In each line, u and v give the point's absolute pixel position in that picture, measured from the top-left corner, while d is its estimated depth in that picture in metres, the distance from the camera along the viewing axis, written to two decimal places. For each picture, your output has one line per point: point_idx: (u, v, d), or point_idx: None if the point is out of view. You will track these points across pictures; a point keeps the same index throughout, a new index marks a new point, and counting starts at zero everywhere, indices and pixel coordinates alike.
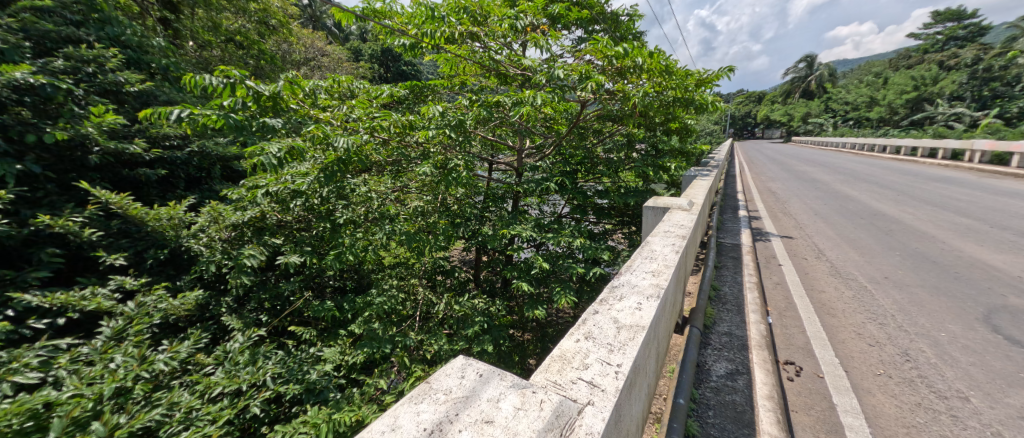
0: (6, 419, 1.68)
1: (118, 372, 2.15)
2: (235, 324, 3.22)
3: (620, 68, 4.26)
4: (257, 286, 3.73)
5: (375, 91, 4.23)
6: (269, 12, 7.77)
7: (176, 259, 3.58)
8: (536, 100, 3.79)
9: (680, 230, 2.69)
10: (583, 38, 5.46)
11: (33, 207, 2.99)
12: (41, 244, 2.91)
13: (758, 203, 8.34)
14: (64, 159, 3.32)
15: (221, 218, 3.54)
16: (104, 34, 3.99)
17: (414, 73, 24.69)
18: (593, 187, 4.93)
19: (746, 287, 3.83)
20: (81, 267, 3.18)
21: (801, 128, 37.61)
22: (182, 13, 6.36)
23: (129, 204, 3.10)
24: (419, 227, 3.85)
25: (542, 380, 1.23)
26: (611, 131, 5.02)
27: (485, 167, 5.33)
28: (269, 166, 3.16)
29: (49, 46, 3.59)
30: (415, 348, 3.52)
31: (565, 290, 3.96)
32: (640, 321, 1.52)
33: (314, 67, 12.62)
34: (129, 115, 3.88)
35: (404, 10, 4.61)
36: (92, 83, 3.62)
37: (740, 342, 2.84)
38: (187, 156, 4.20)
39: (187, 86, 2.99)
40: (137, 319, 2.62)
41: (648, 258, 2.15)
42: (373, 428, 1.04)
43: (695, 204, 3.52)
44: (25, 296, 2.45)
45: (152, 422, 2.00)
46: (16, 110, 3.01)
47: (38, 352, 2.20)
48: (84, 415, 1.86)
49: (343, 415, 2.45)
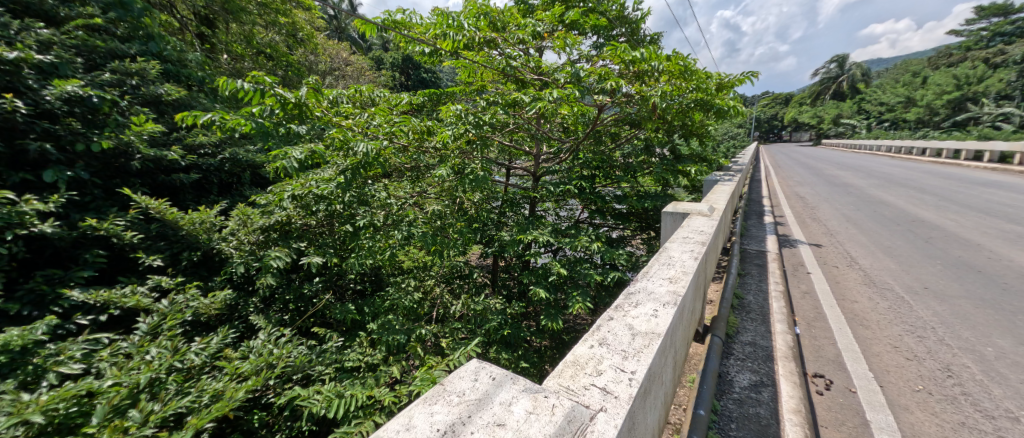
0: (54, 404, 1.87)
1: (153, 363, 2.29)
2: (261, 323, 3.35)
3: (638, 72, 4.24)
4: (283, 287, 3.87)
5: (395, 98, 4.34)
6: (297, 26, 8.18)
7: (207, 262, 3.74)
8: (552, 95, 3.78)
9: (700, 236, 2.62)
10: (600, 42, 5.47)
11: (81, 211, 3.20)
12: (87, 246, 3.12)
13: (785, 208, 8.10)
14: (109, 166, 3.55)
15: (249, 222, 3.73)
16: (146, 49, 4.31)
17: (433, 80, 25.38)
18: (611, 193, 4.89)
19: (772, 295, 3.70)
20: (122, 267, 3.37)
21: (830, 130, 36.27)
22: (218, 28, 6.82)
23: (167, 209, 3.30)
24: (435, 229, 3.94)
25: (555, 385, 1.23)
26: (628, 136, 5.01)
27: (502, 172, 5.43)
28: (290, 168, 3.27)
29: (98, 61, 3.85)
30: (429, 346, 3.60)
31: (581, 296, 3.94)
32: (655, 328, 1.50)
33: (338, 76, 13.12)
34: (168, 124, 4.16)
35: (423, 20, 4.71)
36: (135, 95, 3.90)
37: (765, 353, 2.75)
38: (219, 163, 4.45)
39: (220, 90, 3.15)
40: (171, 315, 2.78)
41: (666, 264, 2.12)
42: (388, 427, 1.06)
43: (717, 209, 3.44)
44: (72, 293, 2.65)
45: (183, 409, 2.12)
46: (67, 122, 3.26)
47: (81, 345, 2.38)
48: (123, 402, 2.03)
49: (355, 392, 2.57)
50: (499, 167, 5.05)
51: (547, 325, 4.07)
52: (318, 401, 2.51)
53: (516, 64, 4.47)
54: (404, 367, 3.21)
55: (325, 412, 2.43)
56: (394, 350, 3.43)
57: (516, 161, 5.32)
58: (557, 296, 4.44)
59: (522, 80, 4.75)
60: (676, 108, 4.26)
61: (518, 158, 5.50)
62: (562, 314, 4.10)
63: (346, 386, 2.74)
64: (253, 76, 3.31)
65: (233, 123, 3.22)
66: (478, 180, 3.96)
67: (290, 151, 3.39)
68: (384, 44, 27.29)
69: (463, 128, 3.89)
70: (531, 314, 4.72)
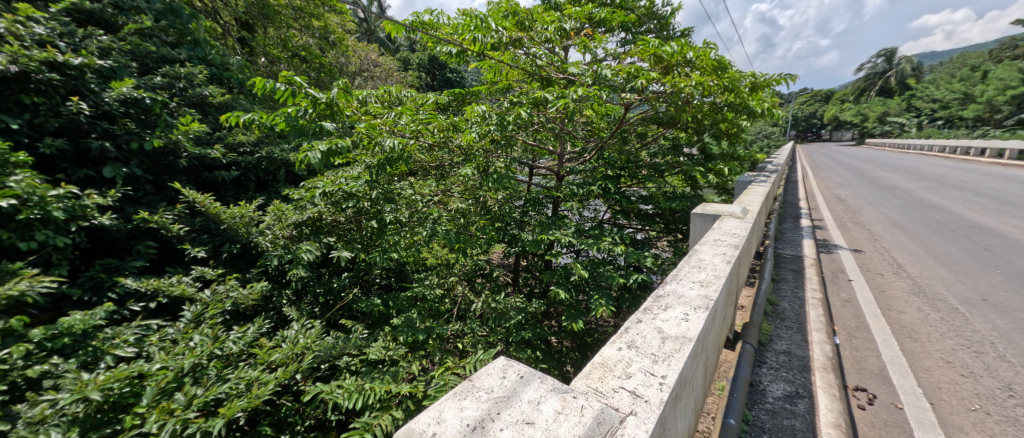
0: (110, 383, 2.03)
1: (196, 350, 2.43)
2: (294, 315, 3.49)
3: (667, 69, 4.14)
4: (314, 280, 4.01)
5: (421, 98, 4.41)
6: (330, 29, 8.45)
7: (245, 255, 3.92)
8: (577, 95, 3.75)
9: (732, 239, 2.54)
10: (628, 40, 5.38)
11: (135, 205, 3.42)
12: (139, 238, 3.34)
13: (825, 211, 7.72)
14: (160, 163, 3.78)
15: (283, 217, 3.88)
16: (193, 54, 4.57)
17: (459, 80, 25.60)
18: (637, 193, 4.80)
19: (809, 303, 3.53)
20: (170, 258, 3.58)
21: (876, 129, 34.22)
22: (257, 33, 7.13)
23: (211, 203, 3.51)
24: (459, 227, 3.97)
25: (583, 386, 1.22)
26: (655, 135, 4.90)
27: (525, 171, 5.43)
28: (313, 161, 3.34)
29: (151, 66, 4.12)
30: (449, 343, 3.62)
31: (603, 298, 3.88)
32: (686, 333, 1.47)
33: (367, 77, 13.46)
34: (212, 124, 4.39)
35: (450, 21, 4.77)
36: (183, 97, 4.14)
37: (801, 362, 2.63)
38: (257, 161, 4.65)
39: (257, 89, 3.31)
40: (212, 305, 2.93)
41: (696, 267, 2.07)
42: (419, 420, 1.09)
43: (751, 211, 3.32)
44: (126, 281, 2.85)
45: (223, 394, 2.24)
46: (123, 122, 3.49)
47: (134, 330, 2.56)
48: (169, 385, 2.17)
49: (374, 387, 2.63)
50: (523, 166, 5.06)
51: (569, 326, 4.04)
52: (340, 394, 2.59)
53: (541, 63, 4.45)
54: (423, 363, 3.26)
55: (347, 404, 2.52)
56: (417, 344, 3.50)
57: (539, 160, 5.31)
58: (580, 297, 4.39)
59: (547, 79, 4.74)
60: (707, 106, 4.13)
61: (542, 158, 5.49)
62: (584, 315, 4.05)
63: (368, 381, 2.81)
64: (285, 77, 3.46)
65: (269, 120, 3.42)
66: (501, 178, 4.00)
67: (314, 144, 3.47)
68: (411, 45, 27.73)
69: (488, 129, 3.95)
70: (552, 315, 4.71)
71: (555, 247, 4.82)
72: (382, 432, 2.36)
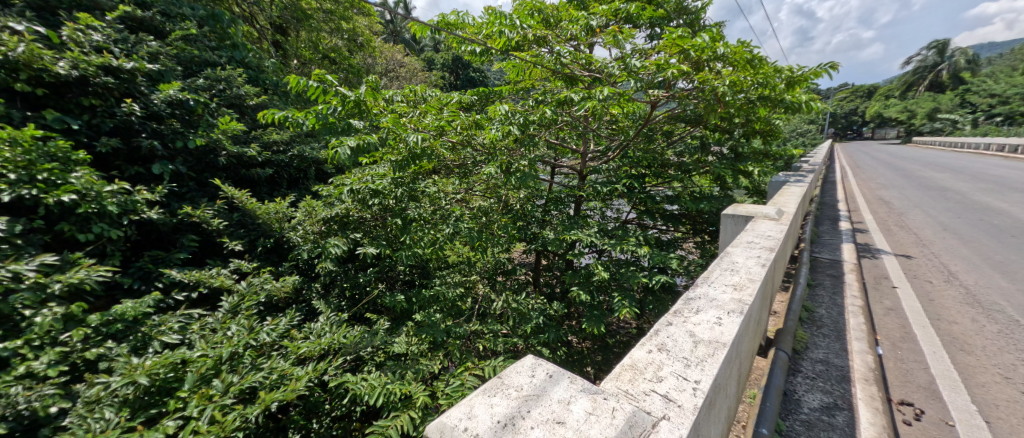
0: (156, 368, 2.15)
1: (233, 339, 2.55)
2: (322, 308, 3.60)
3: (697, 64, 4.03)
4: (341, 275, 4.12)
5: (446, 97, 4.46)
6: (358, 31, 8.65)
7: (277, 249, 4.06)
8: (604, 94, 3.68)
9: (767, 241, 2.45)
10: (656, 36, 5.26)
11: (179, 200, 3.61)
12: (183, 231, 3.52)
13: (867, 214, 7.33)
14: (202, 161, 3.97)
15: (314, 213, 4.00)
16: (232, 58, 4.80)
17: (482, 79, 25.71)
18: (662, 193, 4.68)
19: (849, 310, 3.36)
20: (210, 251, 3.76)
21: (923, 127, 32.18)
22: (291, 36, 7.40)
23: (248, 200, 3.69)
24: (481, 225, 3.99)
25: (613, 388, 1.21)
26: (682, 134, 4.75)
27: (547, 171, 5.42)
28: (342, 156, 3.38)
29: (194, 69, 4.34)
30: (469, 342, 3.63)
31: (626, 300, 3.82)
32: (720, 337, 1.43)
33: (393, 78, 13.70)
34: (248, 123, 4.58)
35: (474, 20, 4.80)
36: (222, 98, 4.34)
37: (840, 373, 2.51)
38: (289, 159, 4.82)
39: (290, 86, 3.42)
40: (248, 297, 3.06)
41: (729, 270, 2.01)
42: (450, 414, 1.11)
43: (787, 213, 3.18)
44: (171, 272, 3.01)
45: (257, 382, 2.34)
46: (169, 122, 3.69)
47: (178, 319, 2.71)
48: (208, 372, 2.29)
49: (393, 387, 2.66)
50: (546, 165, 5.04)
51: (591, 327, 4.00)
52: (363, 386, 2.65)
53: (565, 61, 4.40)
54: (442, 364, 3.27)
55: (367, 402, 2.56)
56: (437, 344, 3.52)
57: (561, 159, 5.29)
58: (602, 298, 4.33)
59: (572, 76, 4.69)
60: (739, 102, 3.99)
61: (565, 157, 5.46)
62: (606, 317, 4.00)
63: (390, 379, 2.84)
64: (317, 75, 3.59)
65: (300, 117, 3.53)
66: (524, 177, 4.07)
67: (344, 140, 3.53)
68: (436, 45, 28.04)
69: (510, 127, 3.84)
70: (573, 316, 4.69)
71: (578, 246, 4.77)
72: (399, 433, 2.41)
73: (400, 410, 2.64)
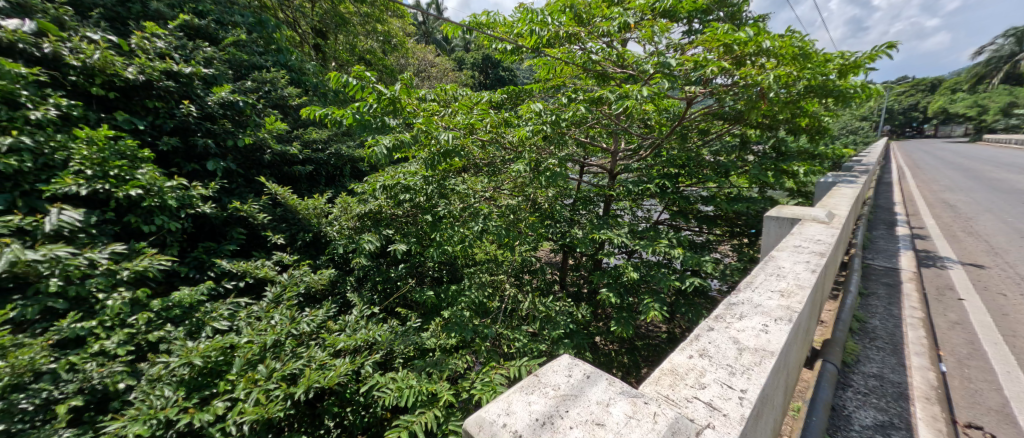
0: (209, 352, 2.30)
1: (276, 328, 2.68)
2: (356, 300, 3.73)
3: (738, 59, 3.87)
4: (374, 270, 4.24)
5: (477, 96, 4.52)
6: (393, 33, 8.87)
7: (316, 243, 4.25)
8: (643, 94, 3.57)
9: (816, 245, 2.32)
10: (694, 30, 5.07)
11: (229, 195, 3.84)
12: (232, 225, 3.74)
13: (927, 218, 6.79)
14: (249, 158, 4.20)
15: (349, 209, 4.12)
16: (276, 61, 5.06)
17: (512, 78, 25.75)
18: (697, 193, 4.53)
19: (907, 321, 3.13)
20: (255, 243, 3.97)
21: (993, 124, 29.46)
22: (330, 40, 7.69)
23: (289, 196, 3.89)
24: (509, 223, 4.00)
25: (653, 392, 1.19)
26: (719, 131, 4.56)
27: (576, 170, 5.38)
28: (379, 154, 3.55)
29: (243, 73, 4.60)
30: (494, 342, 3.64)
31: (655, 302, 3.73)
32: (766, 345, 1.37)
33: (425, 78, 13.95)
34: (291, 123, 4.81)
35: (505, 19, 4.81)
36: (267, 99, 4.58)
37: (896, 389, 2.34)
38: (327, 157, 5.01)
39: (331, 84, 3.58)
40: (289, 288, 3.22)
41: (775, 276, 1.91)
42: (489, 410, 1.13)
43: (838, 216, 3.00)
44: (222, 262, 3.21)
45: (297, 370, 2.45)
46: (222, 122, 3.93)
47: (227, 306, 2.88)
48: (254, 357, 2.43)
49: (422, 385, 2.72)
50: (575, 163, 4.99)
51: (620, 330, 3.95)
52: (390, 391, 2.66)
53: (597, 58, 4.35)
54: (468, 362, 3.30)
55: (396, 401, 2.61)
56: (463, 344, 3.52)
57: (590, 158, 5.24)
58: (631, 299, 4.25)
59: (603, 74, 4.63)
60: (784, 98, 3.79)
61: (595, 156, 5.40)
62: (635, 318, 3.94)
63: (418, 376, 2.88)
64: (355, 72, 3.70)
65: (339, 114, 3.72)
66: (554, 176, 3.94)
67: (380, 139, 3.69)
68: (467, 44, 28.31)
69: (541, 126, 3.87)
70: (599, 316, 4.72)
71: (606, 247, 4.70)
72: (422, 429, 2.47)
73: (428, 406, 2.69)
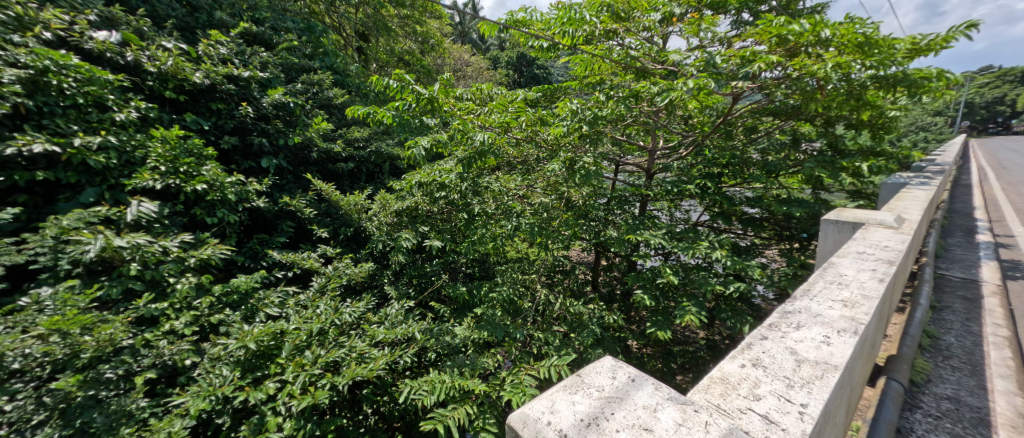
0: (262, 337, 2.45)
1: (321, 316, 2.81)
2: (393, 294, 3.87)
3: (793, 50, 3.62)
4: (410, 265, 4.35)
5: (512, 95, 4.55)
6: (431, 34, 9.04)
7: (356, 238, 4.40)
8: (689, 85, 3.40)
9: (882, 253, 2.16)
10: (743, 22, 4.82)
11: (280, 191, 4.07)
12: (282, 218, 3.95)
13: (1011, 225, 6.10)
14: (298, 155, 4.42)
15: (387, 206, 4.30)
16: (323, 64, 5.30)
17: (547, 77, 25.58)
18: (740, 193, 4.31)
19: (988, 339, 2.84)
20: (301, 236, 4.18)
21: None
22: (372, 42, 7.96)
23: (334, 193, 4.10)
24: (542, 220, 3.89)
25: (702, 400, 1.16)
26: (769, 128, 4.30)
27: (611, 169, 5.30)
28: (418, 156, 3.70)
29: (294, 75, 4.85)
30: (526, 342, 3.63)
31: (693, 306, 3.60)
32: (828, 358, 1.30)
33: (461, 77, 14.11)
34: (335, 122, 5.03)
35: (543, 16, 4.75)
36: (315, 100, 4.81)
37: (974, 414, 2.14)
38: (369, 155, 5.17)
39: (373, 86, 3.72)
40: (333, 279, 3.37)
41: (836, 284, 1.80)
42: (533, 407, 1.13)
43: (908, 221, 2.76)
44: (273, 253, 3.40)
45: (340, 357, 2.56)
46: (275, 121, 4.17)
47: (277, 294, 3.05)
48: (302, 343, 2.57)
49: (456, 382, 2.76)
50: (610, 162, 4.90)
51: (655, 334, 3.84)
52: (424, 390, 2.71)
53: (635, 54, 4.24)
54: (498, 360, 3.32)
55: (432, 400, 2.66)
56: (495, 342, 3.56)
57: (626, 156, 5.15)
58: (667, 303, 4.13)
59: (642, 70, 4.50)
60: (844, 90, 3.50)
61: (631, 154, 5.30)
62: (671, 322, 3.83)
63: (451, 372, 2.92)
64: (397, 75, 3.82)
65: (381, 115, 3.87)
66: (588, 175, 3.82)
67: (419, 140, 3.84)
68: (502, 43, 28.37)
69: (579, 123, 3.80)
70: (633, 318, 4.61)
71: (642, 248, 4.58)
72: (454, 424, 2.52)
73: (461, 402, 2.73)
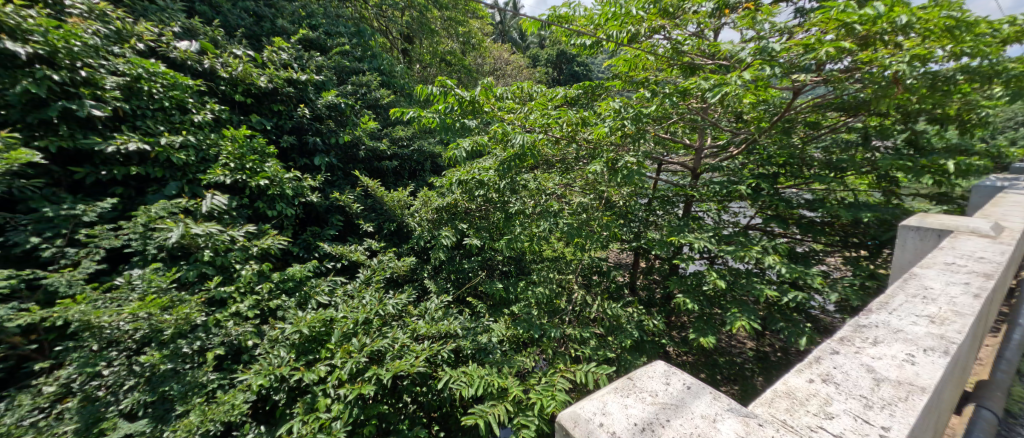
0: (314, 324, 2.59)
1: (366, 306, 2.91)
2: (433, 288, 3.95)
3: (865, 38, 3.30)
4: (448, 261, 4.42)
5: (552, 93, 4.54)
6: (473, 33, 9.14)
7: (399, 232, 4.52)
8: (740, 79, 3.23)
9: (974, 265, 1.94)
10: (805, 11, 4.49)
11: (330, 186, 4.27)
12: (331, 212, 4.14)
13: None
14: (347, 153, 4.62)
15: (429, 203, 4.39)
16: (371, 66, 5.52)
17: (588, 75, 25.20)
18: (798, 195, 3.99)
19: None
20: (348, 229, 4.37)
21: None
22: (416, 43, 8.17)
23: (379, 189, 4.24)
24: (580, 221, 3.82)
25: (766, 413, 1.10)
26: (832, 125, 3.97)
27: (654, 168, 5.12)
28: (460, 158, 3.81)
29: (345, 77, 5.09)
30: (562, 343, 3.58)
31: (742, 313, 3.42)
32: (913, 379, 1.18)
33: (500, 76, 14.17)
34: (381, 121, 5.21)
35: (586, 11, 4.66)
36: (363, 100, 5.02)
37: None
38: (412, 153, 5.30)
39: (417, 93, 3.85)
40: (377, 272, 3.49)
41: (920, 298, 1.63)
42: (584, 406, 1.12)
43: (1007, 230, 2.45)
44: (324, 245, 3.58)
45: (384, 347, 2.65)
46: (328, 121, 4.38)
47: (327, 283, 3.19)
48: (349, 332, 2.68)
49: (493, 378, 2.79)
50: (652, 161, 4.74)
51: (699, 341, 3.68)
52: (461, 383, 2.76)
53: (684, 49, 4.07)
54: (534, 360, 3.31)
55: (469, 391, 2.70)
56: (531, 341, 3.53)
57: (671, 155, 4.96)
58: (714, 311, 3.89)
59: (691, 66, 4.32)
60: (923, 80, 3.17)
61: (676, 152, 5.10)
62: (716, 330, 3.66)
63: (489, 369, 2.95)
64: (439, 82, 3.92)
65: (425, 117, 3.99)
66: (631, 175, 3.65)
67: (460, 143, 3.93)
68: (542, 41, 28.22)
69: (622, 121, 3.70)
70: (674, 324, 4.46)
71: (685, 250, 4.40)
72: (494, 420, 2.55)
73: (497, 398, 2.75)
